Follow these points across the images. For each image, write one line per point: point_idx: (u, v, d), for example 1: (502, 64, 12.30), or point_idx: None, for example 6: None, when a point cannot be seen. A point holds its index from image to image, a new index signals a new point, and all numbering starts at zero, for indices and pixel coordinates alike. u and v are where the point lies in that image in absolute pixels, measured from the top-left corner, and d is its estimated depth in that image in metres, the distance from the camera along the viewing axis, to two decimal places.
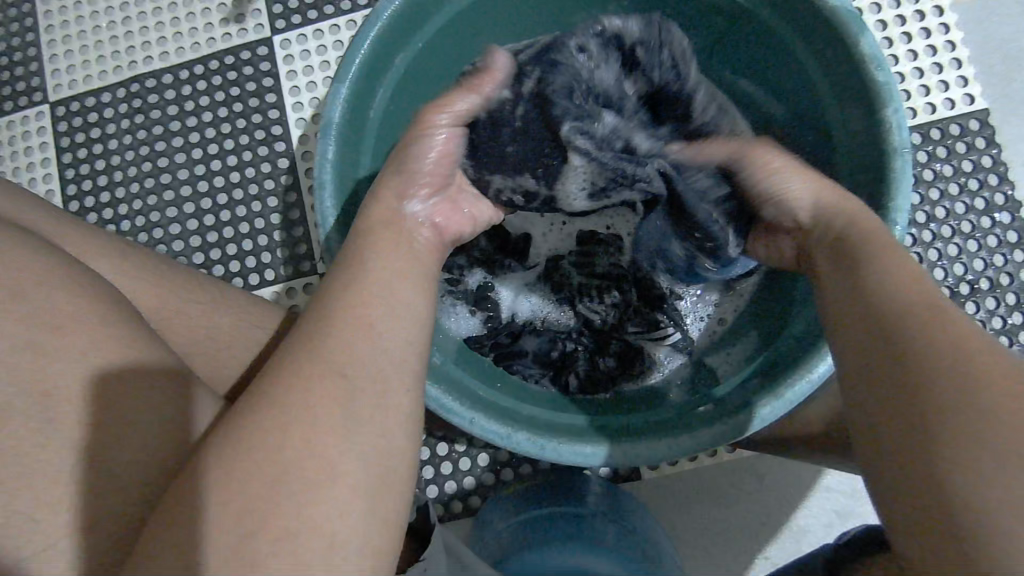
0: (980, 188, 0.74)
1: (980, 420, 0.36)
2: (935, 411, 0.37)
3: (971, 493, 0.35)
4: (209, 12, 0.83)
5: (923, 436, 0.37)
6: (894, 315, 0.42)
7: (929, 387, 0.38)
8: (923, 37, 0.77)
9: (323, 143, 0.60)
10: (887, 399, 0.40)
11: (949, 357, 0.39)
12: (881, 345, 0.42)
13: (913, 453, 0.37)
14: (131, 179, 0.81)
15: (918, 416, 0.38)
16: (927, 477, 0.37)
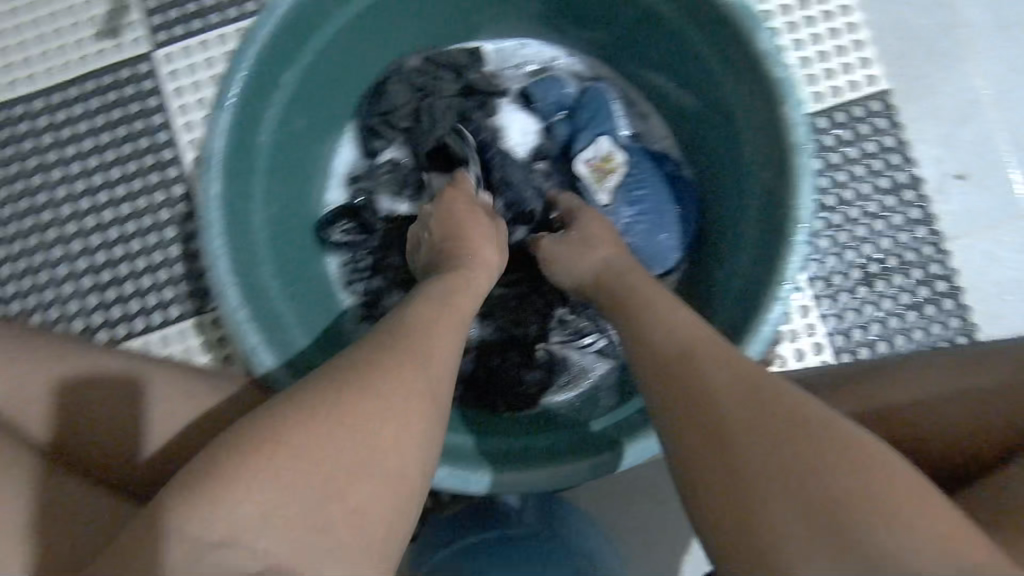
0: (885, 169, 0.75)
1: (758, 448, 0.36)
2: (744, 450, 0.37)
3: (762, 511, 0.35)
4: (80, 29, 0.80)
5: (719, 456, 0.38)
6: (676, 353, 0.43)
7: (739, 429, 0.38)
8: (823, 20, 0.76)
9: (206, 178, 0.56)
10: (690, 426, 0.40)
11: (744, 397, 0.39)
12: (676, 380, 0.42)
13: (721, 482, 0.37)
14: (26, 229, 0.78)
15: (726, 452, 0.37)
16: (725, 498, 0.37)
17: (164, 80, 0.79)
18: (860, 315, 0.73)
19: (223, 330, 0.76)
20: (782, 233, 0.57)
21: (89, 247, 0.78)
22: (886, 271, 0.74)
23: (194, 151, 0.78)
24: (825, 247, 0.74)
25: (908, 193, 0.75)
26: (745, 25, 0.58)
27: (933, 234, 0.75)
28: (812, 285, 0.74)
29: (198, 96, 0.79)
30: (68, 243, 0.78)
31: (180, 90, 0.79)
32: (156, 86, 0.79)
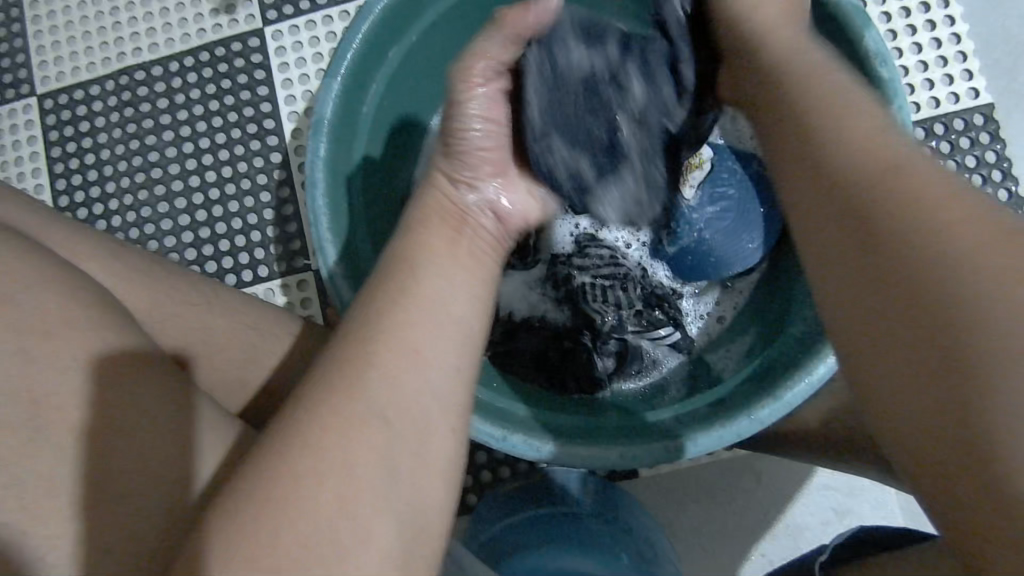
0: (983, 184, 0.73)
1: (965, 297, 0.33)
2: (922, 245, 0.35)
3: (996, 417, 0.31)
4: (200, 4, 0.86)
5: (930, 373, 0.34)
6: (883, 206, 0.37)
7: (926, 210, 0.36)
8: (928, 29, 0.75)
9: (315, 141, 0.60)
10: (862, 274, 0.37)
11: (919, 195, 0.37)
12: (852, 235, 0.38)
13: (890, 266, 0.36)
14: (137, 185, 0.85)
15: (892, 245, 0.36)
16: (882, 360, 0.36)
17: (271, 54, 0.84)
18: None
19: (306, 292, 0.80)
20: None
21: (192, 205, 0.83)
22: None
23: (294, 123, 0.83)
24: None
25: None
26: (851, 22, 0.57)
27: None
28: None
29: (301, 71, 0.83)
30: (173, 200, 0.84)
31: (285, 64, 0.84)
32: (264, 61, 0.84)
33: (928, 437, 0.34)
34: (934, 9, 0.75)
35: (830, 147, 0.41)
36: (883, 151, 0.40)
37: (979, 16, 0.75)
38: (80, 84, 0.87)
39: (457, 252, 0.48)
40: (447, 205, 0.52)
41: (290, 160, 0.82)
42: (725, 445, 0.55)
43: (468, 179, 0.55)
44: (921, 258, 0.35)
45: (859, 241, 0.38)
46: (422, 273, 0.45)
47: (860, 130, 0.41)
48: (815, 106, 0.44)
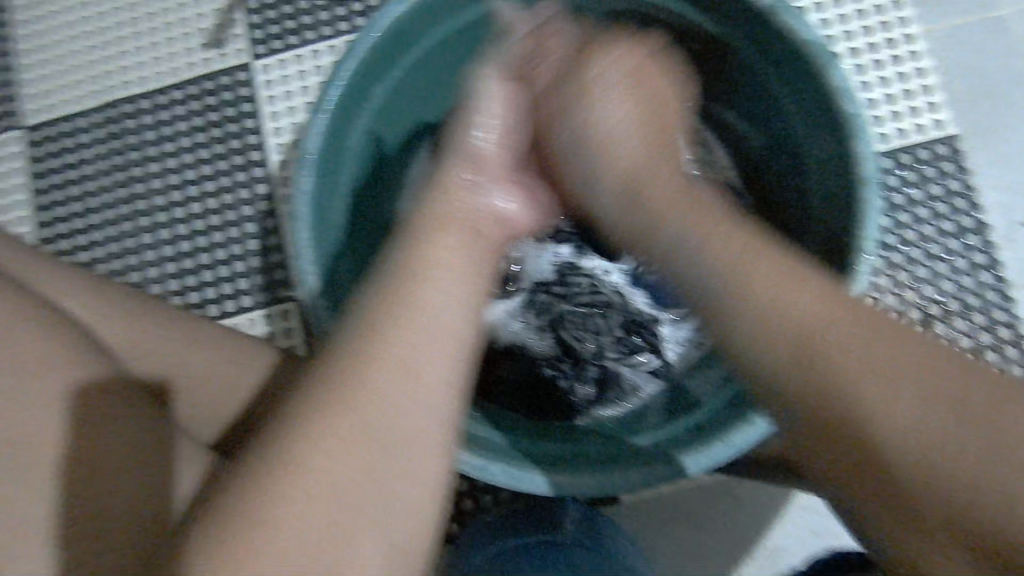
0: (949, 212, 0.75)
1: (878, 412, 0.42)
2: (841, 375, 0.43)
3: (935, 493, 0.41)
4: (189, 38, 0.88)
5: (885, 485, 0.42)
6: (810, 331, 0.45)
7: (830, 354, 0.44)
8: (893, 64, 0.78)
9: (300, 174, 0.61)
10: (811, 418, 0.45)
11: (849, 338, 0.44)
12: (812, 402, 0.44)
13: (832, 413, 0.44)
14: (123, 215, 0.85)
15: (827, 377, 0.44)
16: (876, 473, 0.43)
17: (258, 88, 0.86)
18: None
19: (289, 321, 0.81)
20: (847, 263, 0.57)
21: (177, 236, 0.84)
22: (947, 315, 0.73)
23: (280, 154, 0.84)
24: (885, 286, 0.74)
25: (972, 239, 0.75)
26: (817, 61, 0.59)
27: (998, 281, 0.74)
28: None
29: (288, 104, 0.85)
30: (159, 231, 0.84)
31: (272, 97, 0.85)
32: (252, 94, 0.86)
33: (942, 509, 0.41)
34: (898, 45, 0.78)
35: (752, 324, 0.48)
36: (783, 295, 0.47)
37: (943, 50, 0.78)
38: (68, 116, 0.88)
39: (464, 271, 0.48)
40: (457, 211, 0.54)
41: (275, 191, 0.83)
42: (701, 472, 0.56)
43: (477, 179, 0.58)
44: (815, 372, 0.44)
45: (794, 360, 0.45)
46: (431, 291, 0.45)
47: (761, 271, 0.49)
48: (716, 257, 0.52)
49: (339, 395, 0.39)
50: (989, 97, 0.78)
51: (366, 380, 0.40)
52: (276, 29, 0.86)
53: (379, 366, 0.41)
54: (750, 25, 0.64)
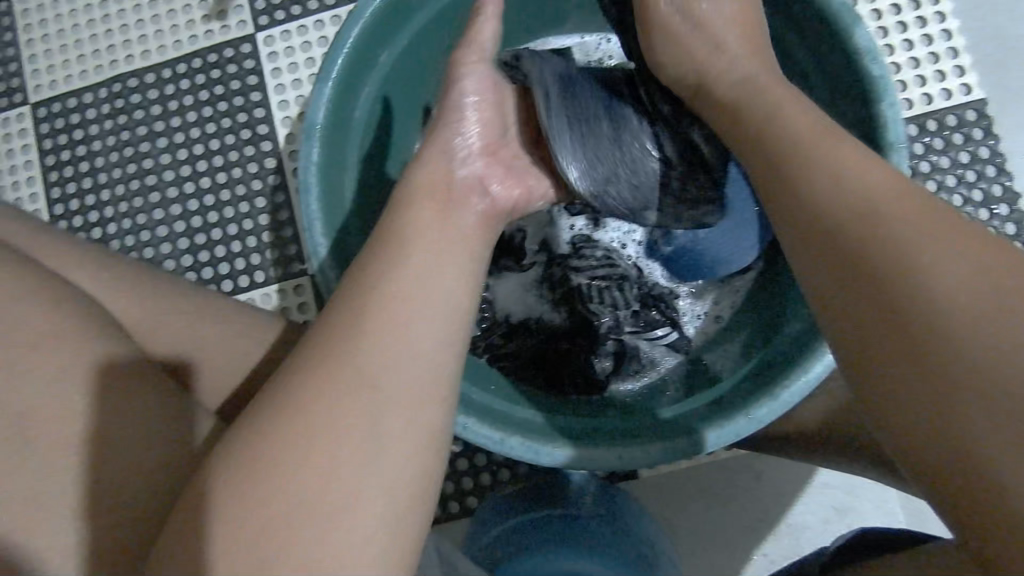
0: (977, 180, 0.73)
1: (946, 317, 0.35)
2: (917, 273, 0.36)
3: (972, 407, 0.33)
4: (191, 10, 0.86)
5: (924, 368, 0.35)
6: (877, 217, 0.39)
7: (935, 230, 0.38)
8: (919, 26, 0.75)
9: (307, 146, 0.60)
10: (861, 289, 0.38)
11: (922, 222, 0.38)
12: (851, 269, 0.39)
13: (879, 285, 0.37)
14: (131, 192, 0.84)
15: (897, 280, 0.37)
16: (913, 365, 0.35)
17: (263, 59, 0.84)
18: None
19: (302, 297, 0.80)
20: None
21: (187, 212, 0.83)
22: None
23: (287, 128, 0.83)
24: None
25: (1002, 207, 0.72)
26: (841, 23, 0.57)
27: None
28: None
29: (294, 77, 0.83)
30: (168, 207, 0.83)
31: (277, 70, 0.83)
32: (257, 66, 0.84)
33: (942, 412, 0.34)
34: (924, 6, 0.75)
35: (826, 187, 0.41)
36: (866, 180, 0.41)
37: (970, 13, 0.76)
38: (72, 92, 0.87)
39: (441, 247, 0.45)
40: (444, 174, 0.51)
41: (284, 165, 0.82)
42: (725, 444, 0.55)
43: (469, 153, 0.55)
44: (903, 264, 0.37)
45: (860, 250, 0.39)
46: (398, 271, 0.42)
47: (847, 160, 0.42)
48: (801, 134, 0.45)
49: (353, 362, 0.38)
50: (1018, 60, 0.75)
51: (383, 347, 0.39)
52: None
53: (395, 335, 0.39)
54: None
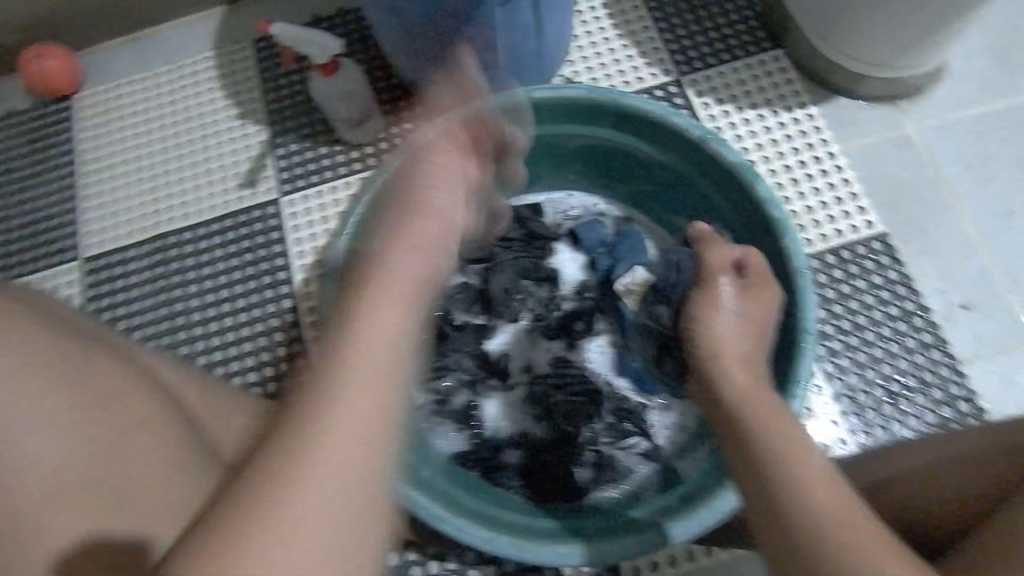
0: (893, 297, 0.86)
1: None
2: (833, 543, 0.39)
3: None
4: (227, 180, 1.03)
5: None
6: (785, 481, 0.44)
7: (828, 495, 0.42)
8: (824, 177, 0.93)
9: (326, 285, 0.72)
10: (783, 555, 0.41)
11: (836, 502, 0.41)
12: (779, 536, 0.42)
13: (801, 552, 0.40)
14: (162, 331, 0.97)
15: (807, 549, 0.39)
16: None
17: (284, 218, 0.99)
18: (887, 431, 0.80)
19: None
20: (793, 341, 0.67)
21: (210, 347, 0.95)
22: (908, 390, 0.82)
23: (303, 273, 0.96)
24: (846, 365, 0.83)
25: (916, 319, 0.85)
26: (744, 179, 0.73)
27: (946, 356, 0.83)
28: (838, 401, 0.82)
29: (310, 231, 0.98)
30: (194, 343, 0.95)
31: (297, 226, 0.99)
32: (280, 223, 0.99)
33: None
34: (826, 161, 0.93)
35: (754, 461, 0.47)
36: (794, 447, 0.47)
37: (863, 165, 0.93)
38: (117, 249, 1.02)
39: (378, 396, 0.47)
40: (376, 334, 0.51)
41: (300, 304, 0.95)
42: (692, 535, 0.62)
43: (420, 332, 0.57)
44: (815, 532, 0.40)
45: (778, 520, 0.42)
46: (339, 400, 0.45)
47: (788, 430, 0.49)
48: (760, 410, 0.52)
49: (312, 426, 0.44)
50: (911, 200, 0.91)
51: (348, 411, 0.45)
52: (302, 171, 1.02)
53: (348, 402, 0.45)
54: (684, 153, 0.78)
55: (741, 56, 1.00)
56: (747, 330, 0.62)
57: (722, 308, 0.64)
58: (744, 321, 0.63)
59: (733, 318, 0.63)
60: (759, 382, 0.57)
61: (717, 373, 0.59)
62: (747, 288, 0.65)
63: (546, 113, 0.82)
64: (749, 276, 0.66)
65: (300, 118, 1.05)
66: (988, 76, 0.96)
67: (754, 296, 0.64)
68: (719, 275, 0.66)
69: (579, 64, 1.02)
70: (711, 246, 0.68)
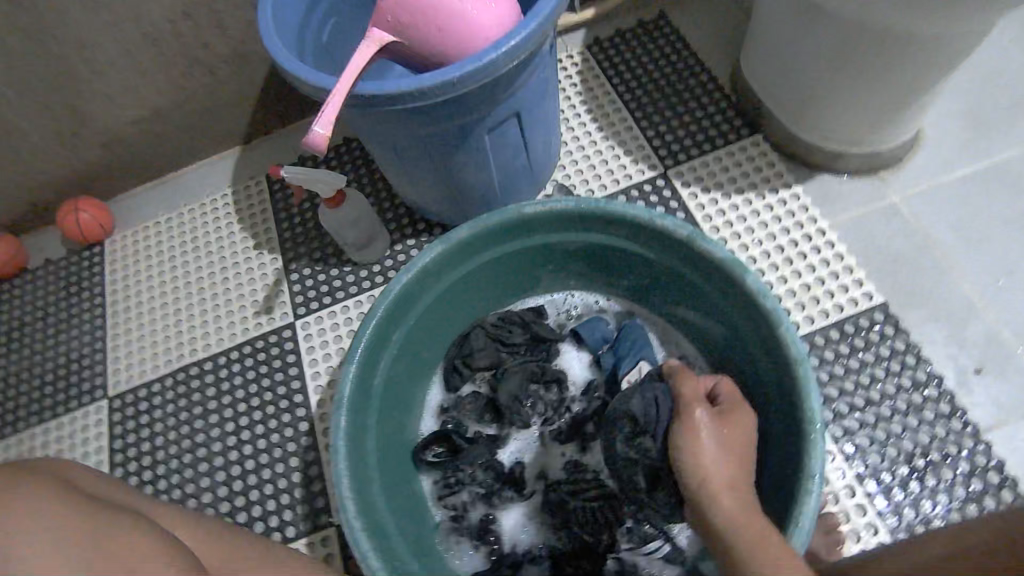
0: (903, 368, 0.85)
1: None
2: None
3: None
4: (245, 309, 1.09)
5: None
6: None
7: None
8: (816, 253, 0.94)
9: (337, 415, 0.74)
10: None
11: None
12: None
13: None
14: (186, 463, 1.00)
15: None
16: None
17: (300, 341, 1.04)
18: (917, 510, 0.77)
19: (330, 546, 0.89)
20: (801, 432, 0.67)
21: (231, 477, 0.97)
22: (933, 465, 0.79)
23: (319, 394, 1.00)
24: (865, 444, 0.81)
25: (930, 388, 0.83)
26: (733, 271, 0.75)
27: (967, 424, 0.81)
28: (862, 482, 0.79)
29: (324, 352, 1.02)
30: (215, 473, 0.98)
31: (312, 347, 1.03)
32: (296, 346, 1.04)
33: None
34: (815, 238, 0.95)
35: None
36: None
37: (852, 238, 0.95)
38: (144, 384, 1.07)
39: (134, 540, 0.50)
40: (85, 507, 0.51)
41: (315, 425, 0.97)
42: None
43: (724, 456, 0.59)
44: None
45: None
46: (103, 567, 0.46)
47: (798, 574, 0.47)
48: (758, 552, 0.50)
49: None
50: (907, 267, 0.92)
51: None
52: (315, 293, 1.07)
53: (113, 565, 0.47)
54: (674, 249, 0.81)
55: (721, 145, 1.05)
56: (732, 456, 0.59)
57: (703, 438, 0.60)
58: (723, 444, 0.60)
59: (714, 441, 0.60)
60: (752, 511, 0.55)
61: (708, 500, 0.56)
62: (722, 414, 0.62)
63: (535, 224, 0.85)
64: (722, 403, 0.64)
65: (312, 244, 1.12)
66: (965, 140, 0.99)
67: (727, 425, 0.61)
68: (695, 405, 0.63)
69: (570, 167, 1.08)
70: (683, 380, 0.66)
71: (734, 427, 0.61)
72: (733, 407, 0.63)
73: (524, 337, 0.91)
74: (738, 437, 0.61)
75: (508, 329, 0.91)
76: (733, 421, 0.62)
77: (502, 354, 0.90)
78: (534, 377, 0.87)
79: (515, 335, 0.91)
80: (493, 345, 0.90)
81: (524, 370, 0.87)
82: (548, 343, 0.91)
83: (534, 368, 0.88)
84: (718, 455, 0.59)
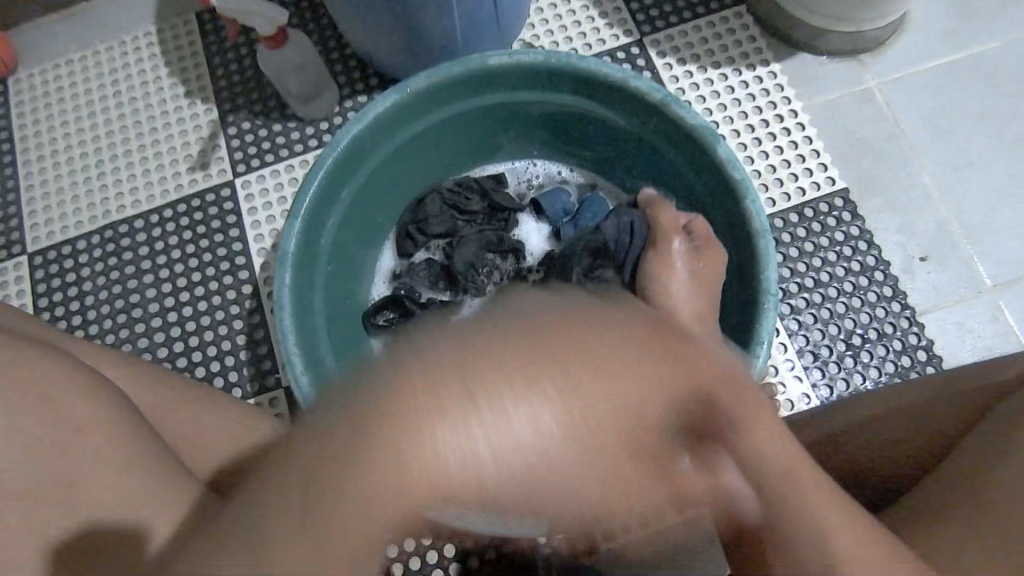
0: (854, 253, 0.86)
1: None
2: None
3: None
4: (177, 164, 1.00)
5: None
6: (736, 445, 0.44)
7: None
8: (787, 135, 0.92)
9: (281, 272, 0.70)
10: None
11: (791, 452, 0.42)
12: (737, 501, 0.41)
13: None
14: (120, 323, 0.94)
15: None
16: None
17: (240, 201, 0.97)
18: (848, 383, 0.82)
19: (277, 407, 0.88)
20: (756, 303, 0.67)
21: (170, 338, 0.92)
22: (869, 344, 0.83)
23: (263, 257, 0.94)
24: (809, 323, 0.84)
25: (876, 272, 0.86)
26: (706, 140, 0.72)
27: (905, 307, 0.84)
28: (801, 357, 0.83)
29: (268, 213, 0.96)
30: (153, 334, 0.93)
31: (253, 208, 0.96)
32: (236, 206, 0.96)
33: None
34: (787, 118, 0.92)
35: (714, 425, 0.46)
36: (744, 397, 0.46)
37: (823, 122, 0.93)
38: (67, 240, 0.98)
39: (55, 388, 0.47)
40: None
41: (259, 289, 0.93)
42: None
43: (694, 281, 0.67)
44: None
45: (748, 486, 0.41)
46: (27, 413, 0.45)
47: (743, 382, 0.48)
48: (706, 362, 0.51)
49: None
50: (872, 153, 0.91)
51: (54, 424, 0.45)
52: (256, 150, 0.98)
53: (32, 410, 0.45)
54: (647, 116, 0.77)
55: (703, 14, 0.98)
56: (701, 287, 0.67)
57: (675, 266, 0.68)
58: (694, 275, 0.68)
59: (685, 269, 0.68)
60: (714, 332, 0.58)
61: (679, 332, 0.57)
62: (696, 249, 0.70)
63: (500, 79, 0.78)
64: (696, 236, 0.70)
65: (251, 95, 1.01)
66: (948, 26, 0.96)
67: (697, 258, 0.69)
68: (671, 235, 0.70)
69: (539, 27, 0.99)
70: (661, 211, 0.72)
71: (705, 261, 0.69)
72: (705, 245, 0.70)
73: (481, 203, 0.87)
74: (708, 270, 0.68)
75: (466, 195, 0.87)
76: (707, 255, 0.69)
77: (458, 220, 0.86)
78: (492, 244, 0.85)
79: (473, 201, 0.86)
80: (449, 210, 0.86)
81: (482, 239, 0.85)
82: (507, 211, 0.87)
83: (491, 237, 0.85)
84: (684, 277, 0.67)
